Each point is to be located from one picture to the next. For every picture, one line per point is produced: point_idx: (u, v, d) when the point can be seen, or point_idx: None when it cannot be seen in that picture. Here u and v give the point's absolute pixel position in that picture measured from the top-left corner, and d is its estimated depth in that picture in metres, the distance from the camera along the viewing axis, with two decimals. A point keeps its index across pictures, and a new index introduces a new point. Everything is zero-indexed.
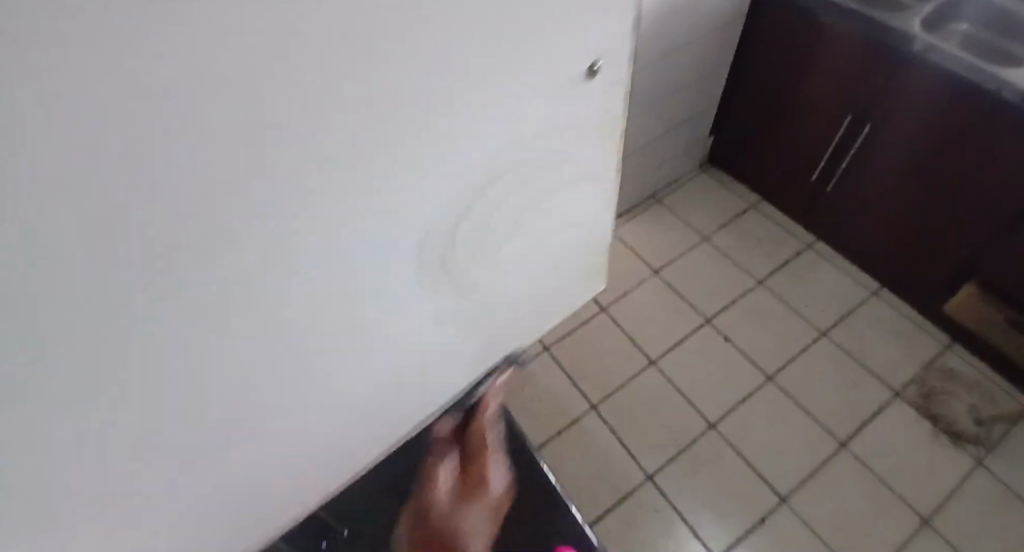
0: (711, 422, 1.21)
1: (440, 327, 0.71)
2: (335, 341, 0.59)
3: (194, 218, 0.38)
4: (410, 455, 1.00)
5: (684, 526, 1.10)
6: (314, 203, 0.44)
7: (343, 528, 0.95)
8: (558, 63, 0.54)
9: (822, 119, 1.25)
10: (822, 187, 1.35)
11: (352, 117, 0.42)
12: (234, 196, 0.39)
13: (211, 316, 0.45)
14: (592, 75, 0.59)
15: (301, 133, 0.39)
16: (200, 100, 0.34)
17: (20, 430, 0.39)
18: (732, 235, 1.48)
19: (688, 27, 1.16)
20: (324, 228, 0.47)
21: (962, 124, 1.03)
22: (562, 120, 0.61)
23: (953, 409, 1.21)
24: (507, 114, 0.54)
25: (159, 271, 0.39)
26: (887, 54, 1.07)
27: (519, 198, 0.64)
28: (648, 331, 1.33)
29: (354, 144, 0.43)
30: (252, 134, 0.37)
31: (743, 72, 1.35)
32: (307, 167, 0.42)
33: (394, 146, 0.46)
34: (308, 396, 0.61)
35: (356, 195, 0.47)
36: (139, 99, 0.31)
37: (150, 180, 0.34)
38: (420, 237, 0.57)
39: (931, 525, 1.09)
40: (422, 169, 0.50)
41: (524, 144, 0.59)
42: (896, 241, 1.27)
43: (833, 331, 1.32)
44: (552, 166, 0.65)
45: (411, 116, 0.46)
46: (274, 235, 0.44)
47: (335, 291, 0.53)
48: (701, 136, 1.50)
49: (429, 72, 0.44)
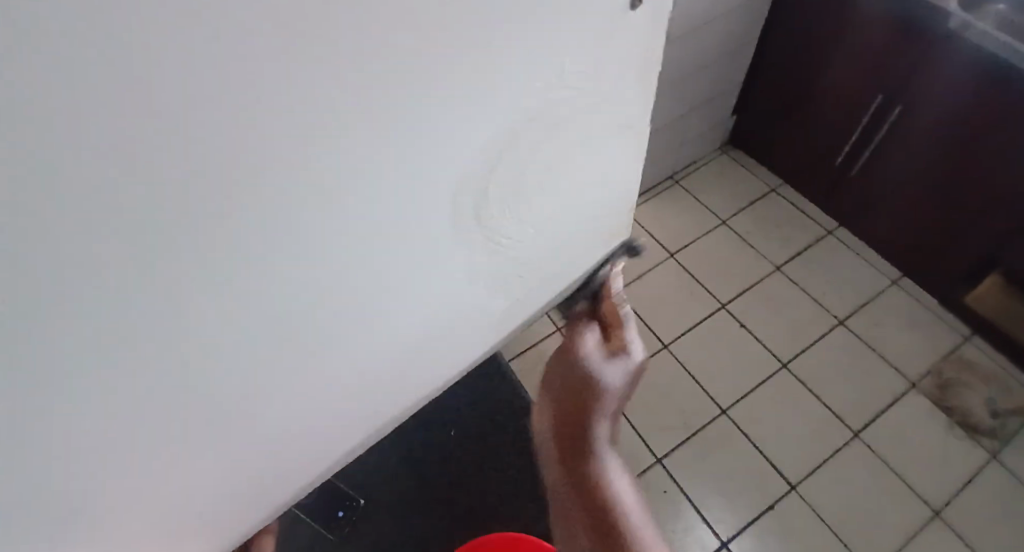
0: (722, 408, 1.21)
1: (476, 317, 0.64)
2: (387, 347, 0.56)
3: (214, 229, 0.33)
4: (423, 429, 1.07)
5: (692, 509, 1.11)
6: (338, 188, 0.37)
7: (357, 499, 0.99)
8: (591, 15, 0.44)
9: (851, 99, 1.21)
10: (846, 170, 1.31)
11: (388, 117, 0.36)
12: (260, 200, 0.34)
13: (264, 338, 0.43)
14: (635, 6, 0.47)
15: (338, 118, 0.34)
16: (225, 99, 0.28)
17: (38, 472, 0.36)
18: (751, 218, 1.45)
19: (715, 2, 1.12)
20: (363, 236, 0.43)
21: (993, 110, 0.99)
22: (614, 112, 0.54)
23: (969, 401, 1.19)
24: (560, 112, 0.49)
25: (179, 286, 0.34)
26: (924, 33, 1.02)
27: (555, 163, 0.53)
28: (661, 314, 1.32)
29: (371, 116, 0.35)
30: (273, 136, 0.31)
31: (769, 48, 1.31)
32: (340, 173, 0.37)
33: (431, 146, 0.41)
34: (362, 401, 0.59)
35: (382, 180, 0.40)
36: (152, 103, 0.26)
37: (168, 189, 0.29)
38: (464, 241, 0.52)
39: (942, 516, 1.09)
40: (452, 142, 0.42)
41: (561, 100, 0.47)
42: (921, 228, 1.23)
43: (850, 319, 1.30)
44: (594, 129, 0.54)
45: (440, 115, 0.39)
46: (304, 230, 0.38)
47: (368, 286, 0.47)
48: (723, 118, 1.47)
49: (475, 73, 0.39)
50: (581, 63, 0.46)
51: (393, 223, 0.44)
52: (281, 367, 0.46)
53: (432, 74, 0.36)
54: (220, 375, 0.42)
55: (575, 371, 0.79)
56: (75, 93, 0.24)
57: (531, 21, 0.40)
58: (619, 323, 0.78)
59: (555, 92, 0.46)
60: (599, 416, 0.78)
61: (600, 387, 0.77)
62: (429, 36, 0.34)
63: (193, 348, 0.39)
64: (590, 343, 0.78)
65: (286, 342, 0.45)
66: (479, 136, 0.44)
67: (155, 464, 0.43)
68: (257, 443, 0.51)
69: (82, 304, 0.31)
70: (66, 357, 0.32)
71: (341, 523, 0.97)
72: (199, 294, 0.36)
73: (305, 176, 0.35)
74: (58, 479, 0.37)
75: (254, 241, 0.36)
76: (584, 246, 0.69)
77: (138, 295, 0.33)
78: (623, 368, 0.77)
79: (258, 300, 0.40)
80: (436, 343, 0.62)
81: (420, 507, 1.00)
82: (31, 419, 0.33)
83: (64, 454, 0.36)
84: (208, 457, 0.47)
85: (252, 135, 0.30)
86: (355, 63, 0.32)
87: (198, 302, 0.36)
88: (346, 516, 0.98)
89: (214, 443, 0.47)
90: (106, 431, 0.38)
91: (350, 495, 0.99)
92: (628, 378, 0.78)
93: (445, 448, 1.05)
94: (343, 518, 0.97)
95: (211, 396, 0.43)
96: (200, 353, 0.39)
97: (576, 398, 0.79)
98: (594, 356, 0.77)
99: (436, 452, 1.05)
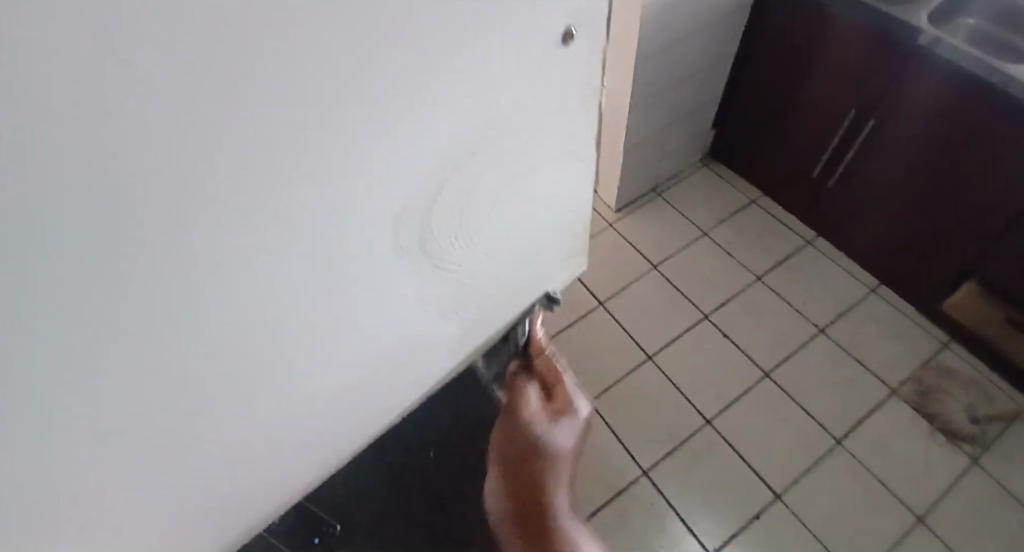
0: (707, 418, 1.21)
1: (442, 323, 0.64)
2: (349, 353, 0.55)
3: (182, 233, 0.33)
4: (408, 444, 1.06)
5: (679, 521, 1.10)
6: (306, 188, 0.38)
7: (337, 522, 0.97)
8: (549, 28, 0.45)
9: (825, 111, 1.24)
10: (823, 181, 1.34)
11: (341, 110, 0.36)
12: (228, 200, 0.34)
13: (230, 344, 0.42)
14: (569, 40, 0.48)
15: (301, 123, 0.34)
16: (192, 98, 0.29)
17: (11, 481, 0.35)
18: (731, 229, 1.47)
19: (693, 16, 1.14)
20: (330, 239, 0.43)
21: (962, 118, 1.02)
22: (574, 112, 0.55)
23: (949, 408, 1.21)
24: (520, 112, 0.49)
25: (150, 288, 0.34)
26: (894, 47, 1.05)
27: (520, 165, 0.54)
28: (646, 326, 1.33)
29: (333, 119, 0.36)
30: (240, 138, 0.32)
31: (745, 62, 1.34)
32: (300, 172, 0.37)
33: (386, 146, 0.41)
34: (324, 411, 0.58)
35: (346, 183, 0.40)
36: (124, 102, 0.27)
37: (138, 186, 0.30)
38: (423, 251, 0.52)
39: (925, 522, 1.09)
40: (412, 143, 0.43)
41: (519, 104, 0.48)
42: (896, 235, 1.25)
43: (831, 328, 1.31)
44: (558, 131, 0.55)
45: (393, 109, 0.39)
46: (270, 234, 0.38)
47: (335, 292, 0.47)
48: (702, 131, 1.50)
49: (428, 67, 0.39)
50: (542, 73, 0.48)
51: (357, 231, 0.44)
52: (246, 378, 0.46)
53: (387, 69, 0.37)
54: (181, 379, 0.41)
55: (524, 440, 0.84)
56: (35, 85, 0.24)
57: (487, 22, 0.40)
58: (556, 383, 0.88)
59: (516, 93, 0.47)
60: (556, 475, 0.81)
61: (551, 444, 0.83)
62: (388, 29, 0.35)
63: (163, 354, 0.38)
64: (534, 407, 0.85)
65: (251, 345, 0.44)
66: (435, 136, 0.44)
67: (118, 474, 0.42)
68: (230, 453, 0.51)
69: (42, 303, 0.30)
70: (24, 359, 0.31)
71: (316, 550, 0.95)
72: (161, 294, 0.35)
73: (257, 175, 0.35)
74: (20, 493, 0.36)
75: (214, 240, 0.35)
76: (555, 250, 0.70)
77: (97, 295, 0.32)
78: (565, 429, 0.85)
79: (218, 302, 0.39)
80: (405, 351, 0.62)
81: (398, 523, 0.99)
82: (11, 420, 0.33)
83: (26, 463, 0.35)
84: (172, 469, 0.46)
85: (220, 136, 0.31)
86: (314, 57, 0.32)
87: (160, 303, 0.36)
88: (321, 543, 0.96)
89: (177, 455, 0.46)
90: (71, 435, 0.37)
91: (326, 520, 0.97)
92: (574, 432, 0.85)
93: (426, 466, 1.04)
94: (318, 545, 0.95)
95: (172, 402, 0.42)
96: (165, 357, 0.39)
97: (528, 467, 0.83)
98: (539, 415, 0.84)
99: (417, 470, 1.03)
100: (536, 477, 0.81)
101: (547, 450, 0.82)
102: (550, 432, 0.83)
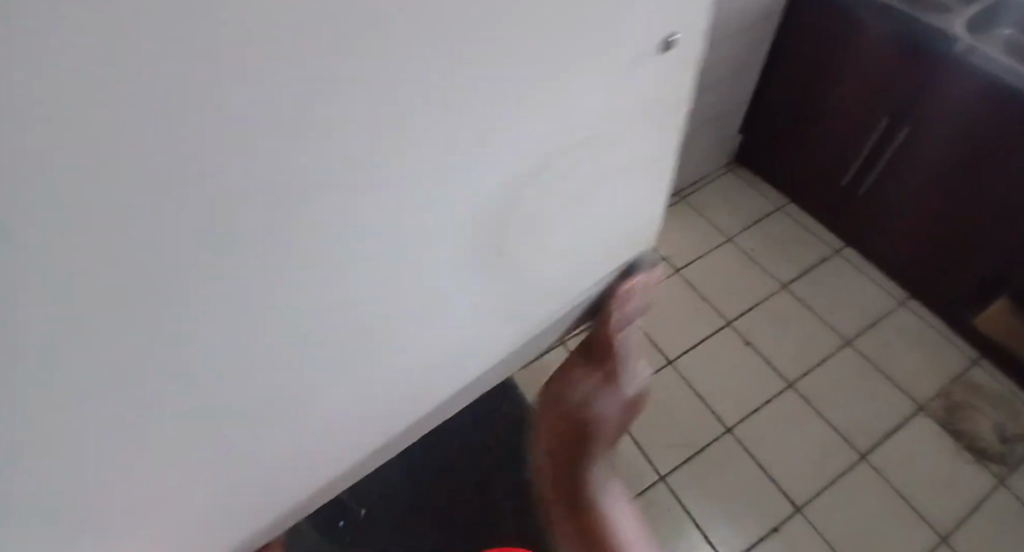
0: (727, 426, 1.19)
1: (482, 329, 0.64)
2: (394, 354, 0.55)
3: (228, 245, 0.34)
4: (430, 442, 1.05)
5: (696, 530, 1.09)
6: (358, 203, 0.39)
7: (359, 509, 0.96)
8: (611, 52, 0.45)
9: (855, 118, 1.22)
10: (853, 189, 1.31)
11: (388, 117, 0.35)
12: (275, 215, 0.35)
13: (272, 350, 0.43)
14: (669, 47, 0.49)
15: (355, 144, 0.35)
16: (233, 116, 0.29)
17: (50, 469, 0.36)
18: (758, 236, 1.45)
19: (722, 21, 1.13)
20: (385, 245, 0.43)
21: (998, 131, 0.99)
22: (628, 126, 0.53)
23: (978, 425, 1.18)
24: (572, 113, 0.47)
25: (195, 296, 0.35)
26: (930, 56, 1.03)
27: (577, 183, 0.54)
28: (667, 330, 1.32)
29: (382, 140, 0.36)
30: (280, 158, 0.32)
31: (776, 66, 1.31)
32: (346, 175, 0.36)
33: (440, 167, 0.41)
34: (358, 412, 0.57)
35: (398, 199, 0.41)
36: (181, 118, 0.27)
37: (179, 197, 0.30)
38: (461, 262, 0.52)
39: (949, 542, 1.07)
40: (465, 160, 0.43)
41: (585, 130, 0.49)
42: (926, 246, 1.23)
43: (858, 340, 1.29)
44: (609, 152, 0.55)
45: (446, 129, 0.39)
46: (311, 245, 0.38)
47: (383, 298, 0.48)
48: (729, 135, 1.48)
49: (491, 81, 0.39)
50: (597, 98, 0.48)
51: (407, 243, 0.45)
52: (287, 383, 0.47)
53: (445, 91, 0.37)
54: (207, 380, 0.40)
55: (569, 405, 0.78)
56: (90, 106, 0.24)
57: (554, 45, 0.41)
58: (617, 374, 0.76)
59: (569, 98, 0.45)
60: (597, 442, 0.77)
61: (601, 417, 0.76)
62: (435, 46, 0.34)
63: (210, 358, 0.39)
64: (585, 390, 0.77)
65: (296, 348, 0.45)
66: (480, 149, 0.43)
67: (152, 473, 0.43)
68: (270, 450, 0.51)
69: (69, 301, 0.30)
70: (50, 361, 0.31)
71: (339, 533, 0.93)
72: (211, 299, 0.36)
73: (305, 179, 0.34)
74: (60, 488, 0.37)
75: (255, 245, 0.35)
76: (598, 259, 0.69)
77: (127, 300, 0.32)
78: (616, 402, 0.76)
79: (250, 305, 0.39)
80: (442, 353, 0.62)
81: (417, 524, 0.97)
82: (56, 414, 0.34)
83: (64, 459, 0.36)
84: (205, 464, 0.47)
85: (279, 151, 0.32)
86: (351, 61, 0.31)
87: (192, 306, 0.35)
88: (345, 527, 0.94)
89: (199, 453, 0.45)
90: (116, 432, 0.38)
91: (350, 507, 0.95)
92: (621, 404, 0.77)
93: (441, 465, 1.02)
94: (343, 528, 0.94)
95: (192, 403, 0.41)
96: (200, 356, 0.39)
97: (568, 433, 0.78)
98: (591, 397, 0.76)
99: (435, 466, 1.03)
100: (580, 427, 0.77)
101: (592, 421, 0.76)
102: (599, 404, 0.75)
